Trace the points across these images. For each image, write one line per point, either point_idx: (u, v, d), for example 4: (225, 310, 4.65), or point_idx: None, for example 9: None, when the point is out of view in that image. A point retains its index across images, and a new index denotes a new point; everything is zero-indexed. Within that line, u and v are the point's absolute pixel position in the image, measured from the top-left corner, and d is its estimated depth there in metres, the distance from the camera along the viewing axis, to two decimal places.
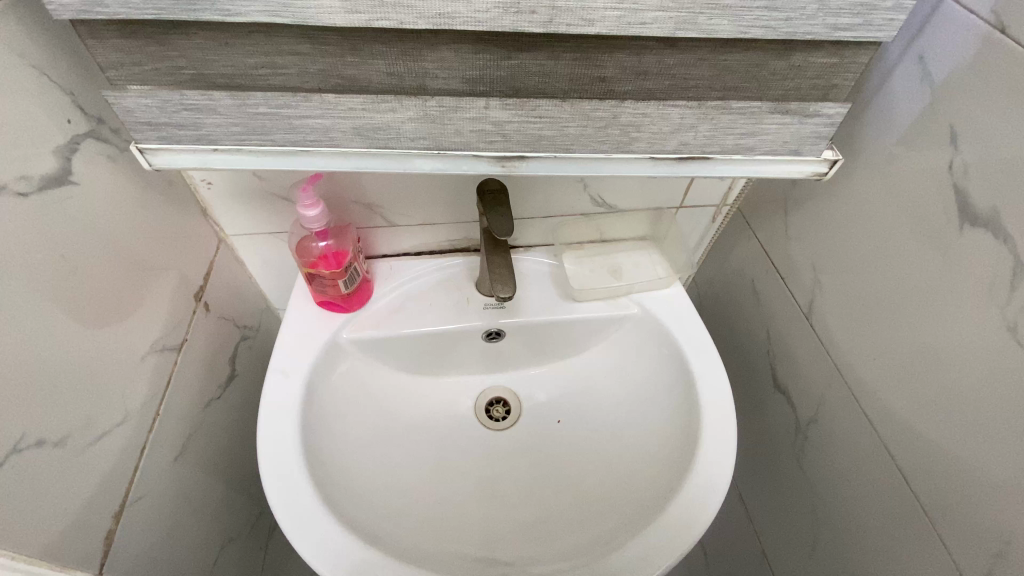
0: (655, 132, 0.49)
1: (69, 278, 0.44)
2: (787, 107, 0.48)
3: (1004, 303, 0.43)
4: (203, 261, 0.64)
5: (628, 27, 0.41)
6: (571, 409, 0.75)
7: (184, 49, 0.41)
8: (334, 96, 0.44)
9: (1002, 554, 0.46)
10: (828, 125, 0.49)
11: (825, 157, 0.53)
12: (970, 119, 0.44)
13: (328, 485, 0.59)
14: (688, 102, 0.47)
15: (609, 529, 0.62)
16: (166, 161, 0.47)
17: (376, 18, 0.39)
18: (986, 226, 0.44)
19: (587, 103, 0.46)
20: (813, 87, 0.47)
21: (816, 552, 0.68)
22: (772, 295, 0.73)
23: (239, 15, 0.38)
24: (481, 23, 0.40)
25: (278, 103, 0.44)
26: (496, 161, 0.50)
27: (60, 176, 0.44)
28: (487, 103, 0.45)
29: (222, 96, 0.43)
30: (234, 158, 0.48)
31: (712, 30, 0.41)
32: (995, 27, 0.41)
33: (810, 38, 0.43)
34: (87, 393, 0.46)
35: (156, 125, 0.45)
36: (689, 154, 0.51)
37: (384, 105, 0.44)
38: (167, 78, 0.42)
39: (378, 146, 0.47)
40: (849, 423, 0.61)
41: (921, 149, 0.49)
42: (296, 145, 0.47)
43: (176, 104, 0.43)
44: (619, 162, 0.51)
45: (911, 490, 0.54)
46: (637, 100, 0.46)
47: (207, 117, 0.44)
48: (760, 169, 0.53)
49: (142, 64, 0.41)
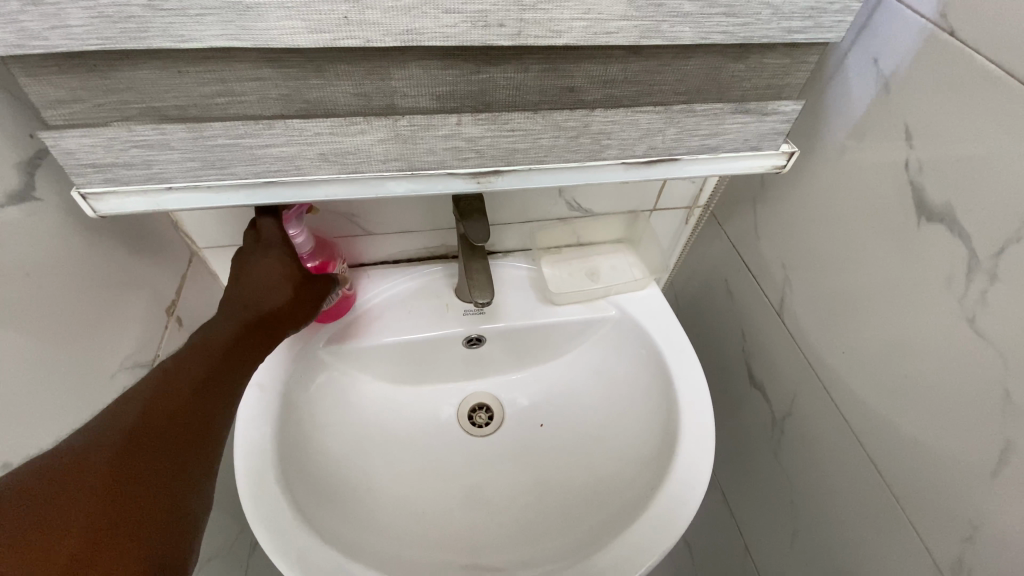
0: (624, 140, 0.50)
1: (34, 296, 0.43)
2: (748, 107, 0.49)
3: (962, 294, 0.45)
4: (175, 279, 0.62)
5: (594, 36, 0.42)
6: (552, 412, 0.75)
7: (132, 81, 0.39)
8: (299, 121, 0.43)
9: (972, 538, 0.48)
10: (785, 121, 0.51)
11: (782, 150, 0.54)
12: (924, 121, 0.46)
13: (309, 502, 0.58)
14: (654, 108, 0.48)
15: (592, 528, 0.63)
16: (110, 206, 0.46)
17: (342, 37, 0.38)
18: (942, 221, 0.46)
19: (558, 115, 0.47)
20: (768, 86, 0.49)
21: (797, 541, 0.69)
22: (744, 293, 0.75)
23: (195, 40, 0.37)
24: (451, 38, 0.40)
25: (235, 135, 0.43)
26: (471, 178, 0.50)
27: (20, 195, 0.42)
28: (459, 121, 0.45)
29: (176, 129, 0.42)
30: (189, 196, 0.46)
31: (676, 37, 0.43)
32: (943, 29, 0.43)
33: (767, 40, 0.44)
34: (52, 412, 0.44)
35: (100, 168, 0.43)
36: (657, 157, 0.52)
37: (355, 127, 0.44)
38: (113, 115, 0.41)
39: (349, 171, 0.47)
40: (821, 415, 0.63)
41: (870, 143, 0.52)
42: (263, 176, 0.46)
43: (125, 141, 0.42)
44: (598, 173, 0.52)
45: (883, 480, 0.56)
46: (606, 109, 0.47)
47: (157, 154, 0.43)
48: (721, 167, 0.54)
49: (84, 100, 0.40)
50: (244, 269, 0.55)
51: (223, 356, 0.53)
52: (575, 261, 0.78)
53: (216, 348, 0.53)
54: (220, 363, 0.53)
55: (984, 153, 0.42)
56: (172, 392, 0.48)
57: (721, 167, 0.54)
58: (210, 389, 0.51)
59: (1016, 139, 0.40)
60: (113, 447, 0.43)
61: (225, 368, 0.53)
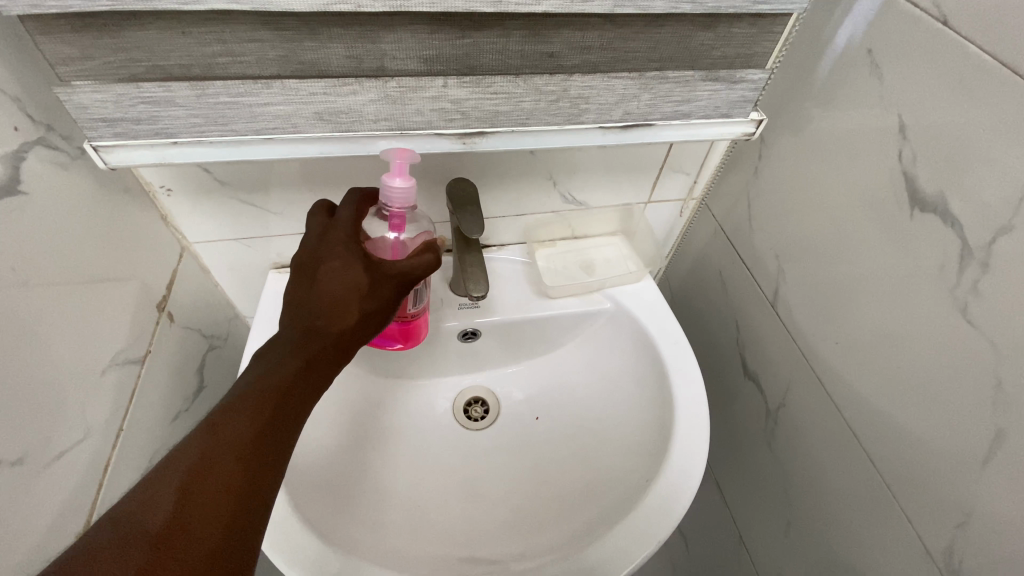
0: (602, 104, 0.53)
1: (18, 291, 0.42)
2: (716, 74, 0.52)
3: (954, 283, 0.46)
4: (167, 269, 0.62)
5: (572, 5, 0.43)
6: (548, 406, 0.75)
7: (140, 41, 0.41)
8: (295, 82, 0.45)
9: (963, 525, 0.48)
10: (751, 89, 0.54)
11: (752, 118, 0.58)
12: (905, 97, 0.47)
13: (303, 496, 0.58)
14: (628, 74, 0.51)
15: (589, 521, 0.63)
16: (120, 159, 0.47)
17: (334, 3, 0.40)
18: (934, 210, 0.46)
19: (539, 79, 0.49)
20: (738, 55, 0.52)
21: (790, 531, 0.70)
22: (738, 285, 0.75)
23: (198, 4, 0.38)
24: (435, 5, 0.41)
25: (236, 93, 0.45)
26: (457, 138, 0.53)
27: (8, 187, 0.41)
28: (445, 82, 0.47)
29: (181, 87, 0.44)
30: (192, 152, 0.49)
31: (647, 6, 0.45)
32: (939, 19, 0.43)
33: (732, 11, 0.47)
34: (42, 405, 0.44)
35: (111, 122, 0.45)
36: (631, 122, 0.55)
37: (347, 88, 0.46)
38: (121, 72, 0.43)
39: (341, 129, 0.49)
40: (814, 405, 0.64)
41: (845, 113, 0.53)
42: (263, 133, 0.48)
43: (133, 98, 0.44)
44: (576, 135, 0.55)
45: (876, 469, 0.56)
46: (583, 74, 0.50)
47: (164, 110, 0.45)
48: (697, 133, 0.58)
49: (95, 58, 0.42)
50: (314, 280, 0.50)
51: (278, 408, 0.45)
52: (569, 253, 0.78)
53: (271, 396, 0.45)
54: (282, 405, 0.46)
55: (971, 133, 0.43)
56: (216, 461, 0.41)
57: (694, 133, 0.57)
58: (265, 449, 0.43)
59: (995, 114, 0.41)
60: (143, 554, 0.36)
61: (280, 421, 0.45)
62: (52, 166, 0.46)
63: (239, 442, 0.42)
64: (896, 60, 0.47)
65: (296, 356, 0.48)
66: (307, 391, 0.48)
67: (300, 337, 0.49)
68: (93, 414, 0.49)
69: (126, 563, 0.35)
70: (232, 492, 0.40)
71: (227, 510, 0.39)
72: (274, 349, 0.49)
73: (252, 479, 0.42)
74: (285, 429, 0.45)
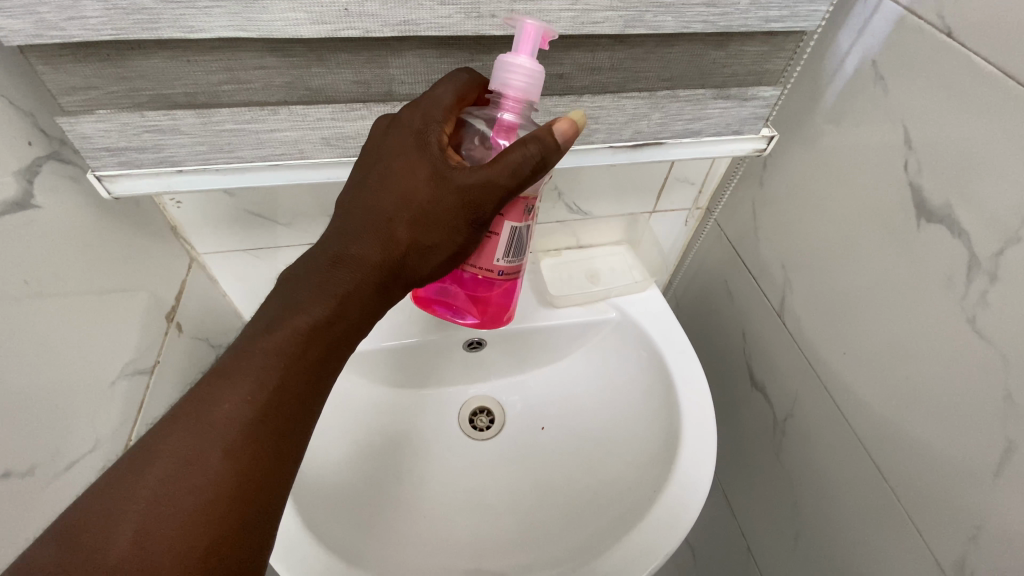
0: (612, 123, 0.54)
1: (34, 308, 0.43)
2: (728, 91, 0.54)
3: (962, 294, 0.45)
4: (176, 280, 0.62)
5: (581, 26, 0.45)
6: (554, 417, 0.75)
7: (143, 70, 0.42)
8: (302, 108, 0.47)
9: (976, 538, 0.47)
10: (765, 105, 0.56)
11: (762, 134, 0.59)
12: (908, 109, 0.47)
13: (309, 508, 0.58)
14: (640, 93, 0.52)
15: (598, 533, 0.62)
16: (125, 188, 0.48)
17: (341, 28, 0.41)
18: (942, 222, 0.46)
19: (547, 99, 0.50)
20: (750, 72, 0.53)
21: (799, 544, 0.69)
22: (744, 294, 0.75)
23: (205, 30, 0.39)
24: (443, 28, 0.43)
25: (243, 119, 0.46)
26: None
27: (20, 202, 0.41)
28: None
29: (186, 114, 0.45)
30: (198, 179, 0.50)
31: (660, 26, 0.46)
32: (942, 31, 0.43)
33: (746, 29, 0.48)
34: (54, 420, 0.44)
35: (116, 151, 0.46)
36: (643, 140, 0.56)
37: (354, 113, 0.48)
38: (126, 100, 0.43)
39: (349, 154, 0.51)
40: (823, 417, 0.63)
41: (845, 127, 0.54)
42: (269, 159, 0.50)
43: (137, 126, 0.45)
44: (589, 155, 0.56)
45: (887, 482, 0.55)
46: (594, 95, 0.51)
47: (169, 138, 0.46)
48: (706, 150, 0.59)
49: (98, 88, 0.42)
50: (366, 181, 0.43)
51: (307, 357, 0.40)
52: (574, 263, 0.78)
53: (299, 341, 0.40)
54: (311, 358, 0.40)
55: (974, 146, 0.43)
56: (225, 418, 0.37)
57: (706, 149, 0.59)
58: (283, 409, 0.39)
59: (999, 128, 0.41)
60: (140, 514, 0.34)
61: (303, 377, 0.40)
62: (64, 182, 0.47)
63: (257, 397, 0.38)
64: (897, 74, 0.48)
65: (334, 288, 0.41)
66: (343, 335, 0.42)
67: (339, 257, 0.42)
68: (102, 426, 0.50)
69: (118, 528, 0.33)
70: (239, 453, 0.37)
71: (232, 477, 0.36)
72: (312, 269, 0.42)
73: (264, 447, 0.38)
74: (310, 385, 0.40)
